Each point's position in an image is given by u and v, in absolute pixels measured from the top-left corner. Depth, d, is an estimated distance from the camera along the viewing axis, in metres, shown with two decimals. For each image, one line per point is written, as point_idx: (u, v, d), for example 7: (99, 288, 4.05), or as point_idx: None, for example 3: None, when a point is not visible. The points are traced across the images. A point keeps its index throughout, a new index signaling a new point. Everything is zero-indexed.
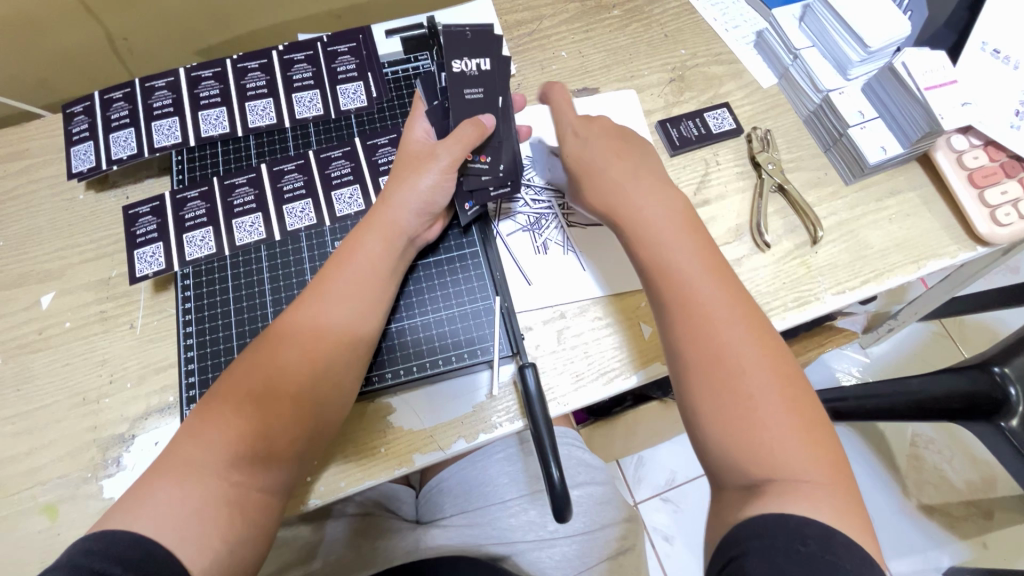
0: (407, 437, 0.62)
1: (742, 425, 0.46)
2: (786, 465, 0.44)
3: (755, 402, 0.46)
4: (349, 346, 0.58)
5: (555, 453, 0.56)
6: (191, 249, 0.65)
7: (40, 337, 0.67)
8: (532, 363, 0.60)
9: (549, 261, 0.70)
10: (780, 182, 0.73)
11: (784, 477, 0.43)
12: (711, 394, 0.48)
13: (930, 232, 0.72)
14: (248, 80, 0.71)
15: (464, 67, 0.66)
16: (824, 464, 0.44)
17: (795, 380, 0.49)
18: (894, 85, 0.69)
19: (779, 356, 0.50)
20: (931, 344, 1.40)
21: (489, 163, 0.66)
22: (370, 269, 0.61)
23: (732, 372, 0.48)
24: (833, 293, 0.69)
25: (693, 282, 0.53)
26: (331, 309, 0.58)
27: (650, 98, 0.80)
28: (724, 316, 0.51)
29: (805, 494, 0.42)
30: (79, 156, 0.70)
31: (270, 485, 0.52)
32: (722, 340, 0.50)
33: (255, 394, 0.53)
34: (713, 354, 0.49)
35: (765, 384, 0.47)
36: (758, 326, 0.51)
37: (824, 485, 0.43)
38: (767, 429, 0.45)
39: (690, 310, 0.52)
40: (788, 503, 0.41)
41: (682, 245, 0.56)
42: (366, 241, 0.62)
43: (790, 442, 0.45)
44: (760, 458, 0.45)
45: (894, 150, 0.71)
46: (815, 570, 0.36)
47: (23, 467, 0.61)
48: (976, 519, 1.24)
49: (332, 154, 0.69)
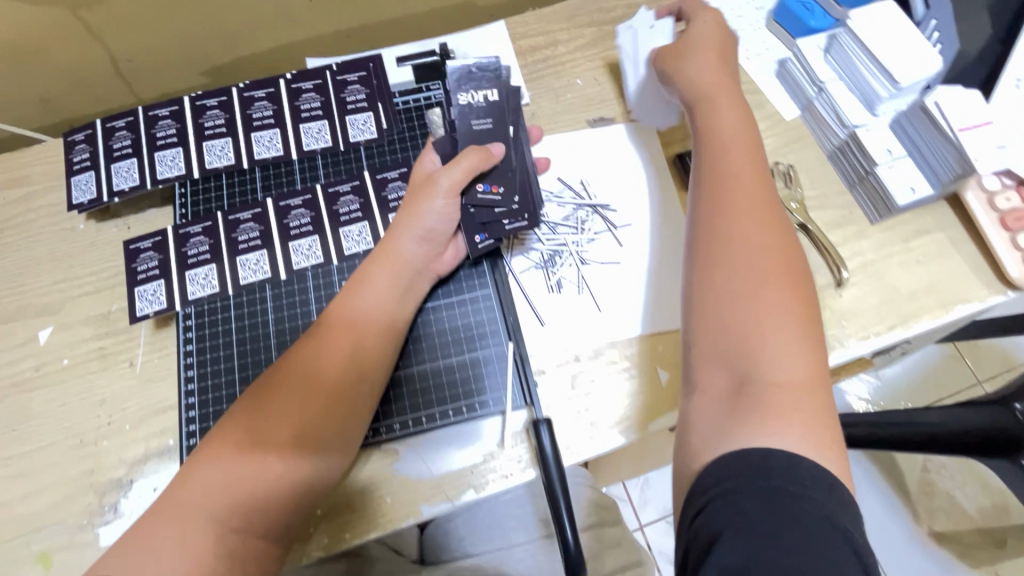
0: (412, 487, 0.60)
1: (739, 316, 0.48)
2: (765, 364, 0.46)
3: (754, 301, 0.48)
4: (361, 360, 0.57)
5: (568, 512, 0.55)
6: (193, 287, 0.63)
7: (38, 374, 0.65)
8: (548, 420, 0.58)
9: (563, 300, 0.68)
10: (802, 222, 0.71)
11: (758, 375, 0.45)
12: (722, 275, 0.50)
13: (960, 275, 0.69)
14: (254, 109, 0.69)
15: (473, 100, 0.66)
16: (804, 383, 0.45)
17: (806, 305, 0.49)
18: (926, 125, 0.68)
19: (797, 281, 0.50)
20: (944, 367, 1.36)
21: (501, 193, 0.64)
22: (380, 288, 0.60)
23: (745, 270, 0.50)
24: (857, 338, 0.67)
25: (735, 175, 0.55)
26: (341, 323, 0.57)
27: (668, 129, 0.77)
28: (752, 227, 0.52)
29: (773, 413, 0.43)
30: (80, 187, 0.68)
31: (276, 526, 0.50)
32: (739, 237, 0.52)
33: (267, 401, 0.53)
34: (722, 246, 0.52)
35: (768, 290, 0.49)
36: (782, 246, 0.52)
37: (797, 400, 0.44)
38: (759, 330, 0.47)
39: (722, 206, 0.54)
40: (754, 427, 0.43)
41: (740, 162, 0.57)
42: (373, 269, 0.61)
43: (777, 351, 0.46)
44: (744, 351, 0.47)
45: (924, 191, 0.68)
46: (781, 510, 0.37)
47: (18, 512, 0.59)
48: (988, 548, 1.20)
49: (340, 189, 0.67)
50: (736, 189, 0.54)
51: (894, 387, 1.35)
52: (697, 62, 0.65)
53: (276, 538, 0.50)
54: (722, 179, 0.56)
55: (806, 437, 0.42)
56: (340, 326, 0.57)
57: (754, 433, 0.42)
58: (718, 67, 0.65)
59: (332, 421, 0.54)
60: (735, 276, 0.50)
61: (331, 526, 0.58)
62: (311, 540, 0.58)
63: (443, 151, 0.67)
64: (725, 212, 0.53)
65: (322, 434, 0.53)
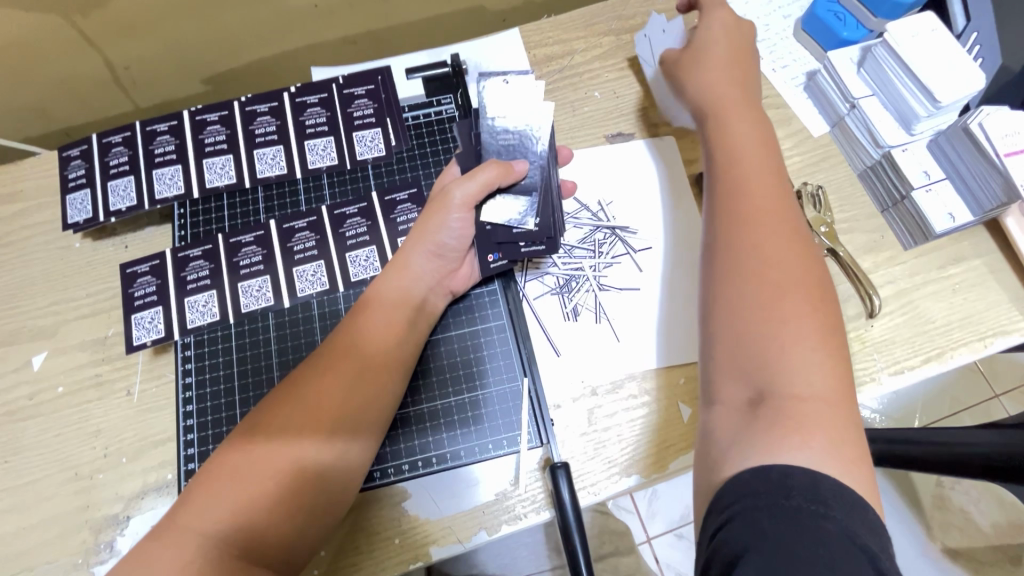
0: (422, 528, 0.57)
1: (758, 331, 0.44)
2: (784, 374, 0.42)
3: (771, 307, 0.45)
4: (373, 375, 0.54)
5: (587, 562, 0.52)
6: (192, 315, 0.60)
7: (32, 402, 0.62)
8: (565, 466, 0.53)
9: (580, 329, 0.64)
10: (831, 247, 0.67)
11: (782, 394, 0.41)
12: (738, 281, 0.47)
13: (998, 306, 0.66)
14: (256, 125, 0.66)
15: (499, 112, 0.63)
16: (832, 401, 0.41)
17: (826, 312, 0.46)
18: (969, 149, 0.63)
19: (817, 287, 0.47)
20: (961, 382, 1.33)
21: (523, 215, 0.61)
22: (393, 301, 0.58)
23: (764, 274, 0.46)
24: (890, 373, 0.63)
25: (749, 181, 0.52)
26: (352, 336, 0.55)
27: (690, 146, 0.73)
28: (768, 229, 0.49)
29: (802, 429, 0.39)
30: (75, 206, 0.65)
31: (280, 553, 0.47)
32: (756, 240, 0.48)
33: (275, 418, 0.51)
34: (738, 251, 0.48)
35: (790, 299, 0.45)
36: (802, 249, 0.48)
37: (823, 419, 0.40)
38: (779, 340, 0.43)
39: (736, 206, 0.51)
40: (779, 443, 0.39)
41: (756, 163, 0.54)
42: (384, 282, 0.59)
43: (797, 362, 0.42)
44: (764, 369, 0.43)
45: (963, 218, 0.64)
46: (806, 531, 0.33)
47: (11, 549, 0.57)
48: (1004, 566, 1.14)
49: (346, 211, 0.63)
50: (753, 191, 0.51)
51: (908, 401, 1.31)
52: (710, 55, 0.61)
53: (280, 568, 0.47)
54: (736, 180, 0.52)
55: (836, 457, 0.38)
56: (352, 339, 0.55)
57: (776, 449, 0.38)
58: (734, 62, 0.61)
59: (341, 439, 0.52)
60: (753, 283, 0.46)
61: (337, 567, 0.55)
62: None
63: (466, 163, 0.64)
64: (737, 215, 0.50)
65: (328, 439, 0.51)
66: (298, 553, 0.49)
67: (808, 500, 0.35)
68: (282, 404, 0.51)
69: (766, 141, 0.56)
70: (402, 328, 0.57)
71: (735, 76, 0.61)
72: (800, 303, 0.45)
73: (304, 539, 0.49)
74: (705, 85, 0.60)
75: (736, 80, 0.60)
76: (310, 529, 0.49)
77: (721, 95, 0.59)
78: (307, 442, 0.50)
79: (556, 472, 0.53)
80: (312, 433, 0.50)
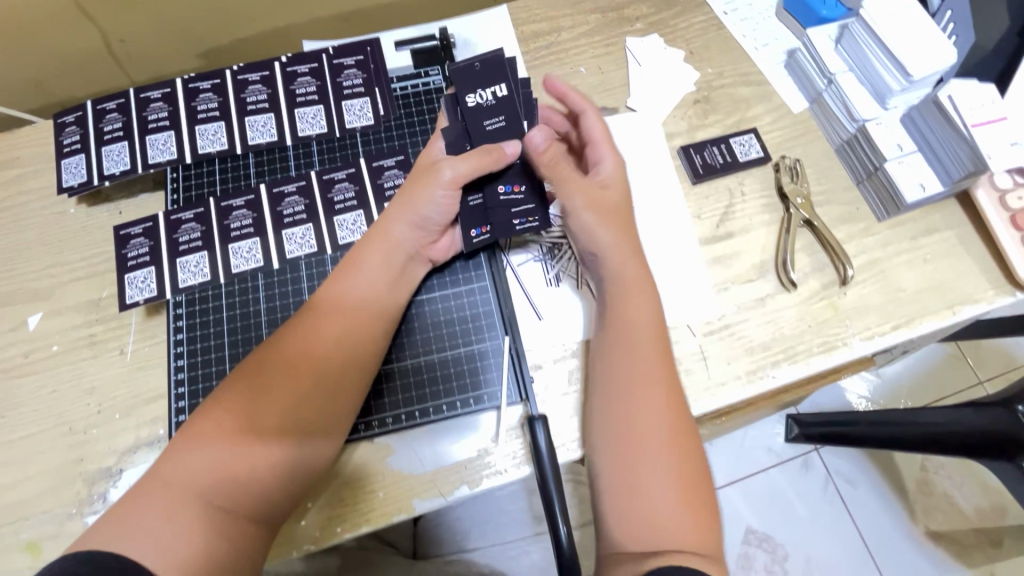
0: (405, 481, 0.59)
1: (645, 512, 0.49)
2: (659, 517, 0.48)
3: (652, 497, 0.49)
4: (355, 350, 0.56)
5: (563, 509, 0.54)
6: (184, 275, 0.62)
7: (27, 360, 0.64)
8: (543, 417, 0.57)
9: (561, 294, 0.66)
10: (808, 218, 0.69)
11: (665, 541, 0.47)
12: (634, 478, 0.50)
13: (967, 275, 0.68)
14: (248, 93, 0.68)
15: (481, 98, 0.62)
16: (696, 524, 0.48)
17: (686, 421, 0.53)
18: (939, 121, 0.65)
19: (684, 420, 0.53)
20: (948, 367, 1.30)
21: (523, 193, 0.64)
22: (376, 276, 0.59)
23: (641, 462, 0.51)
24: (861, 338, 0.65)
25: (645, 388, 0.54)
26: (336, 308, 0.57)
27: (672, 120, 0.75)
28: (655, 407, 0.53)
29: (678, 552, 0.46)
30: (70, 170, 0.67)
31: (262, 509, 0.49)
32: (643, 435, 0.52)
33: (260, 388, 0.51)
34: (631, 453, 0.51)
35: (663, 470, 0.50)
36: (682, 419, 0.53)
37: (695, 550, 0.47)
38: (660, 516, 0.48)
39: (628, 405, 0.54)
40: (662, 559, 0.46)
41: (640, 302, 0.58)
42: (367, 252, 0.59)
43: (673, 517, 0.48)
44: (649, 527, 0.48)
45: (933, 188, 0.67)
46: None
47: (7, 500, 0.58)
48: (985, 549, 1.16)
49: (335, 176, 0.65)
50: (643, 381, 0.54)
51: (892, 386, 1.30)
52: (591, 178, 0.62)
53: (261, 520, 0.49)
54: (630, 374, 0.55)
55: (700, 555, 0.47)
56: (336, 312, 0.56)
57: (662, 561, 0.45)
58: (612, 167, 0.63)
59: (321, 409, 0.54)
60: (632, 478, 0.50)
61: (319, 517, 0.57)
62: (300, 532, 0.57)
63: (451, 140, 0.63)
64: (632, 416, 0.53)
65: (304, 423, 0.52)
66: (276, 510, 0.51)
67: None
68: (265, 374, 0.52)
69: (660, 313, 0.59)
70: (382, 300, 0.59)
71: (602, 202, 0.61)
72: (675, 464, 0.50)
73: (282, 497, 0.51)
74: (593, 226, 0.60)
75: (614, 209, 0.62)
76: (289, 491, 0.51)
77: (608, 237, 0.60)
78: (291, 413, 0.52)
79: (533, 422, 0.57)
80: (296, 405, 0.52)
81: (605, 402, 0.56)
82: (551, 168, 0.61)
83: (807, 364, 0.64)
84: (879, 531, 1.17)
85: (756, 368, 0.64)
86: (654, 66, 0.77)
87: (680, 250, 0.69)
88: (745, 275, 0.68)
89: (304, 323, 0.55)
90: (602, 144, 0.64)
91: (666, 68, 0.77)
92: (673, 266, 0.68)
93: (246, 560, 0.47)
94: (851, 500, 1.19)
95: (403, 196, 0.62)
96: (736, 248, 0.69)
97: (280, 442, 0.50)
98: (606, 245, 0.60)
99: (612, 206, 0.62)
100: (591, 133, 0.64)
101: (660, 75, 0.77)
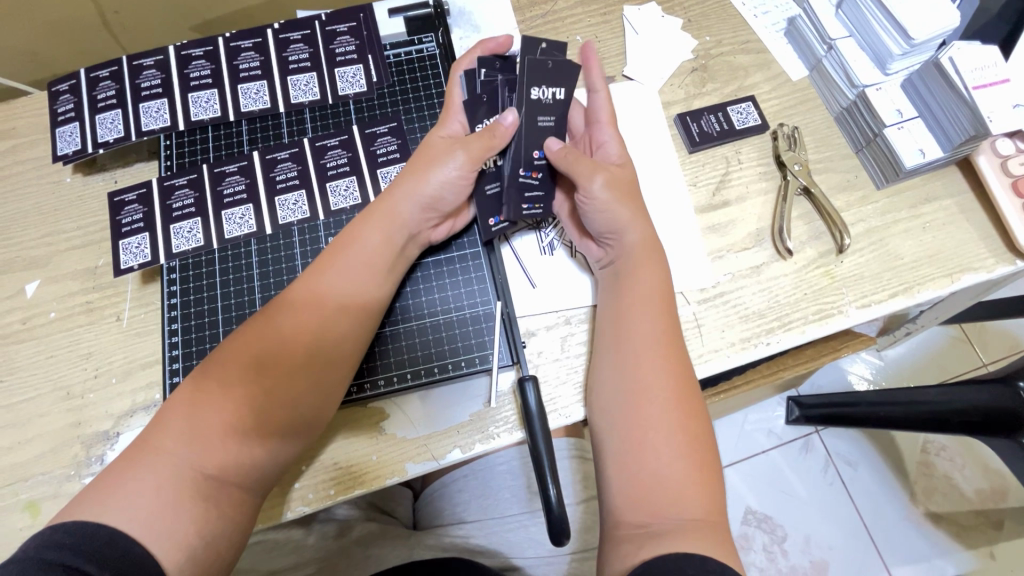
0: (399, 445, 0.60)
1: (654, 487, 0.48)
2: (670, 491, 0.48)
3: (657, 475, 0.48)
4: (350, 328, 0.55)
5: (553, 471, 0.54)
6: (178, 240, 0.63)
7: (24, 327, 0.64)
8: (532, 377, 0.57)
9: (555, 263, 0.66)
10: (806, 185, 0.68)
11: (673, 516, 0.46)
12: (644, 456, 0.49)
13: (967, 243, 0.67)
14: (241, 60, 0.68)
15: (543, 94, 0.61)
16: (706, 500, 0.48)
17: (695, 398, 0.53)
18: (939, 84, 0.64)
19: (692, 399, 0.52)
20: (950, 349, 1.29)
21: (539, 180, 0.63)
22: (376, 255, 0.57)
23: (647, 443, 0.50)
24: (857, 307, 0.65)
25: (650, 372, 0.53)
26: (329, 285, 0.55)
27: (670, 89, 0.74)
28: (660, 389, 0.52)
29: (682, 531, 0.45)
30: (64, 138, 0.67)
31: (253, 481, 0.49)
32: (648, 414, 0.51)
33: (251, 365, 0.50)
34: (635, 436, 0.51)
35: (669, 449, 0.49)
36: (688, 397, 0.52)
37: (707, 523, 0.46)
38: (666, 492, 0.48)
39: (636, 381, 0.53)
40: (668, 539, 0.45)
41: (647, 280, 0.58)
42: (365, 229, 0.58)
43: (678, 494, 0.47)
44: (657, 502, 0.47)
45: (933, 154, 0.66)
46: None
47: (6, 462, 0.59)
48: (985, 529, 1.15)
49: (328, 143, 0.66)
50: (645, 362, 0.53)
51: (896, 369, 1.27)
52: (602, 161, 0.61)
53: (251, 488, 0.50)
54: (632, 356, 0.54)
55: (708, 536, 0.45)
56: (328, 289, 0.55)
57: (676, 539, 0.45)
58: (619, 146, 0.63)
59: (312, 386, 0.52)
60: (637, 461, 0.50)
61: (312, 478, 0.58)
62: (294, 494, 0.58)
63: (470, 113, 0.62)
64: (639, 399, 0.52)
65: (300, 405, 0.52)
66: (266, 481, 0.51)
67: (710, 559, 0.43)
68: (256, 350, 0.51)
69: (665, 294, 0.58)
70: (380, 277, 0.58)
71: (620, 181, 0.60)
72: (681, 442, 0.50)
73: (269, 468, 0.50)
74: (609, 204, 0.59)
75: (629, 189, 0.61)
76: (277, 461, 0.51)
77: (623, 216, 0.59)
78: (282, 391, 0.51)
79: (523, 383, 0.57)
80: (288, 382, 0.51)
81: (613, 384, 0.55)
82: (568, 166, 0.60)
83: (801, 333, 0.64)
84: (878, 513, 1.16)
85: (750, 336, 0.64)
86: (651, 34, 0.76)
87: (675, 217, 0.68)
88: (740, 243, 0.67)
89: (297, 300, 0.54)
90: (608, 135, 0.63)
91: (663, 36, 0.76)
92: (667, 233, 0.68)
93: (234, 528, 0.48)
94: (851, 482, 1.19)
95: (408, 175, 0.60)
96: (732, 216, 0.69)
97: (270, 419, 0.50)
98: (620, 225, 0.59)
99: (623, 183, 0.61)
100: (597, 115, 0.64)
101: (656, 43, 0.75)
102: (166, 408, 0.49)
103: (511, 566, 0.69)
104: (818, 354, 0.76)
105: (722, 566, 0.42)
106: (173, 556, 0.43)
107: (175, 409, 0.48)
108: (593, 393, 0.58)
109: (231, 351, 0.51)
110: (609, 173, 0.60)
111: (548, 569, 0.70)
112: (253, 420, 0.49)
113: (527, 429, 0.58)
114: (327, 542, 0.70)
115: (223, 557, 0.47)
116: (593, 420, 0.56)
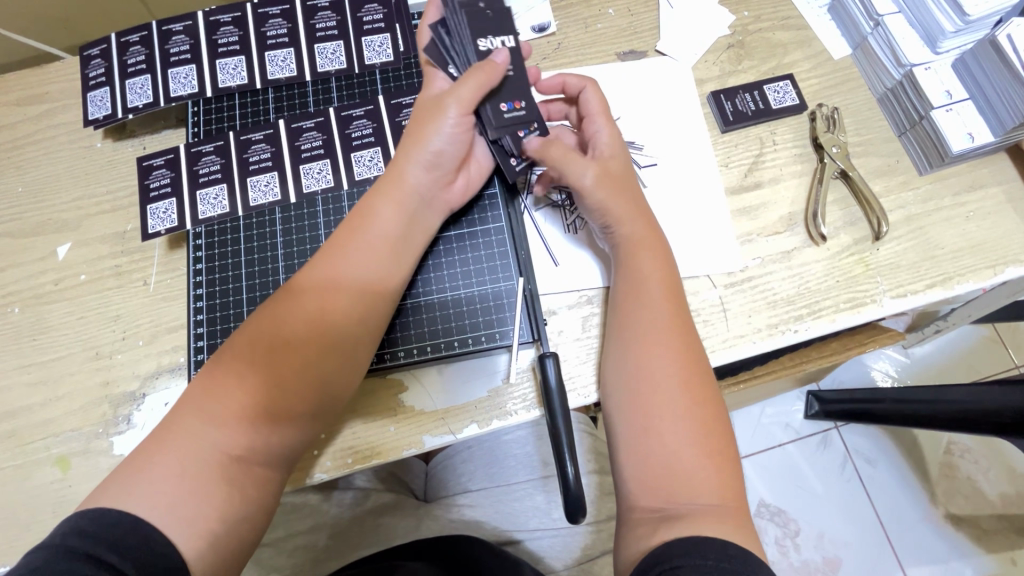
0: (416, 418, 0.60)
1: (672, 480, 0.47)
2: (689, 487, 0.46)
3: (673, 456, 0.47)
4: (362, 321, 0.53)
5: (572, 449, 0.54)
6: (204, 207, 0.63)
7: (56, 288, 0.65)
8: (552, 354, 0.57)
9: (579, 242, 0.65)
10: (844, 168, 0.66)
11: (691, 504, 0.45)
12: (663, 451, 0.48)
13: (1013, 233, 0.64)
14: (269, 27, 0.68)
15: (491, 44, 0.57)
16: (725, 492, 0.46)
17: (710, 387, 0.51)
18: (996, 63, 0.61)
19: (708, 387, 0.51)
20: (983, 348, 1.25)
21: (524, 108, 0.57)
22: (386, 232, 0.55)
23: (661, 424, 0.49)
24: (892, 296, 0.62)
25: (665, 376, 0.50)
26: (344, 272, 0.53)
27: (704, 66, 0.71)
28: (671, 375, 0.50)
29: (703, 514, 0.45)
30: (95, 103, 0.68)
31: (272, 460, 0.49)
32: (658, 393, 0.50)
33: (265, 355, 0.49)
34: (649, 416, 0.50)
35: (683, 437, 0.48)
36: (701, 383, 0.51)
37: (728, 511, 0.45)
38: (680, 477, 0.47)
39: (651, 378, 0.51)
40: (681, 525, 0.44)
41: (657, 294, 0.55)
42: (379, 206, 0.56)
43: (693, 480, 0.46)
44: (679, 492, 0.46)
45: (982, 139, 0.63)
46: None
47: (37, 417, 0.61)
48: (1008, 535, 1.12)
49: (353, 113, 0.66)
50: (659, 356, 0.52)
51: (923, 366, 1.24)
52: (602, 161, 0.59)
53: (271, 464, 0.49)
54: (647, 342, 0.53)
55: (725, 520, 0.45)
56: (339, 278, 0.53)
57: (699, 525, 0.44)
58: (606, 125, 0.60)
59: (322, 374, 0.51)
60: (653, 442, 0.49)
61: (331, 447, 0.59)
62: (315, 462, 0.58)
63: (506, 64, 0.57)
64: (646, 389, 0.51)
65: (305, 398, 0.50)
66: (286, 459, 0.51)
67: (731, 544, 0.42)
68: (282, 335, 0.50)
69: (671, 282, 0.56)
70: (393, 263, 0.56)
71: (608, 174, 0.58)
72: (699, 425, 0.48)
73: (291, 444, 0.50)
74: (602, 203, 0.57)
75: (618, 179, 0.58)
76: (304, 438, 0.51)
77: (616, 208, 0.57)
78: (292, 384, 0.49)
79: (544, 360, 0.57)
80: (302, 373, 0.50)
81: (622, 369, 0.54)
82: (557, 160, 0.57)
83: (831, 321, 0.62)
84: (894, 512, 1.14)
85: (777, 323, 0.62)
86: (686, 8, 0.73)
87: (704, 199, 0.67)
88: (772, 227, 0.65)
89: (305, 287, 0.52)
90: (599, 125, 0.60)
91: (699, 10, 0.73)
92: (693, 214, 0.66)
93: (257, 509, 0.48)
94: (871, 480, 1.16)
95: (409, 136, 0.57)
96: (764, 199, 0.66)
97: (286, 405, 0.49)
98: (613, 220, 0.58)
99: (613, 178, 0.58)
100: (589, 108, 0.60)
101: (692, 18, 0.73)
102: (187, 388, 0.49)
103: (513, 540, 0.70)
104: (844, 345, 0.74)
105: (743, 552, 0.41)
106: (193, 541, 0.43)
107: (210, 382, 0.49)
108: (605, 372, 0.57)
109: (246, 338, 0.50)
110: (595, 167, 0.58)
111: (556, 544, 0.69)
112: (267, 407, 0.48)
113: (546, 407, 0.57)
114: (342, 510, 0.72)
115: (244, 539, 0.47)
116: (606, 398, 0.55)
